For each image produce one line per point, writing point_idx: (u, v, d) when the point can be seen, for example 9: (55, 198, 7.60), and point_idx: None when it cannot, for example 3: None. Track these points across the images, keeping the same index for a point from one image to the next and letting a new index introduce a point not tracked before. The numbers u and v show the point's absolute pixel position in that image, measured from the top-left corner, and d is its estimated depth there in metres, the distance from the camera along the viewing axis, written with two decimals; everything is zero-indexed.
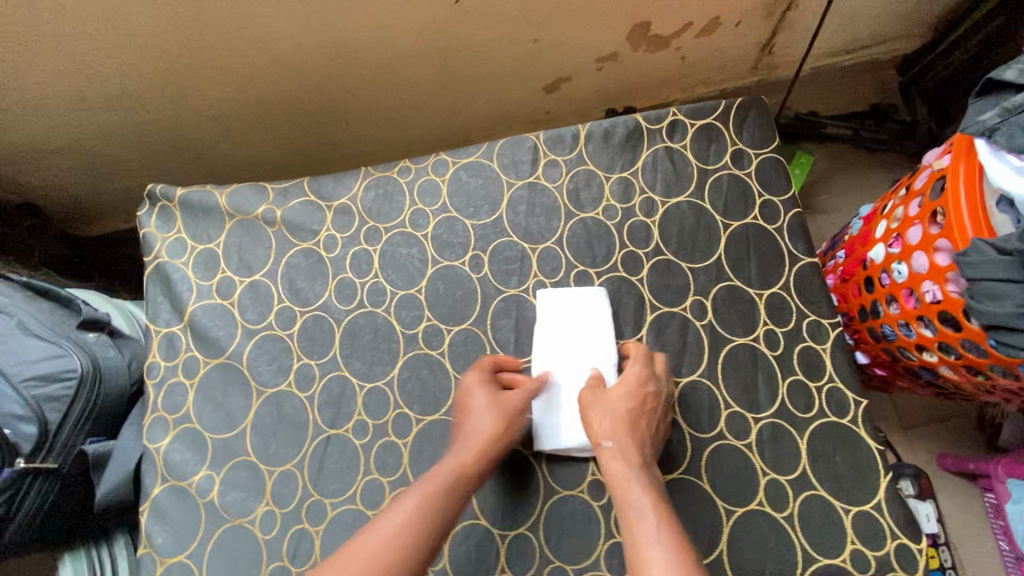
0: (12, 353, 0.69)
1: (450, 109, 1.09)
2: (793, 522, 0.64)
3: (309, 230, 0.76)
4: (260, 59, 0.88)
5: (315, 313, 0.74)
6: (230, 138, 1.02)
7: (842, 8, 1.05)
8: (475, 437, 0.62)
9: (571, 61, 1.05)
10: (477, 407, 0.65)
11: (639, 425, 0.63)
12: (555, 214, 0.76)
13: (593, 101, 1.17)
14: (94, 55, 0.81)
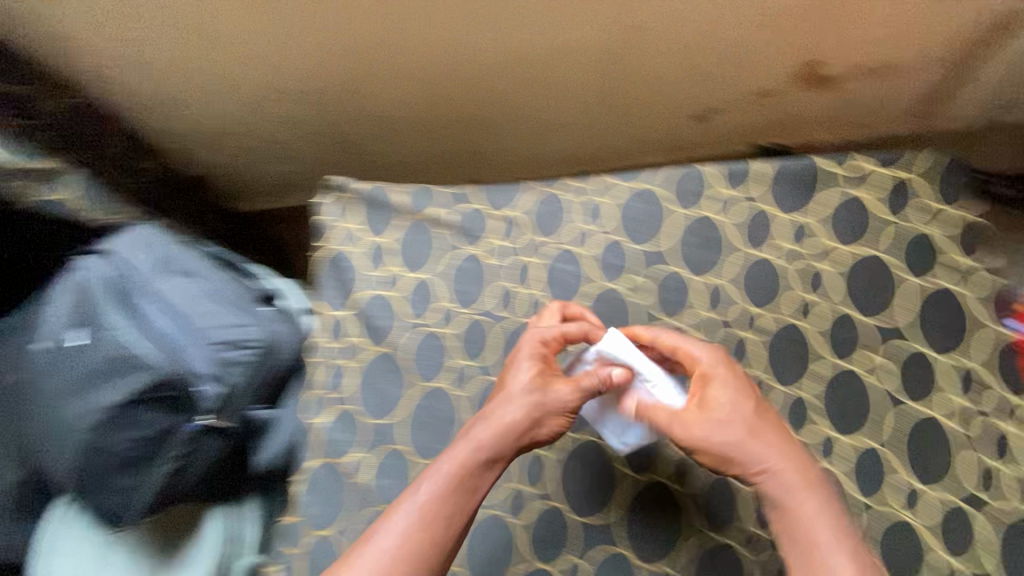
0: (203, 316, 0.74)
1: (597, 130, 1.09)
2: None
3: (476, 235, 0.80)
4: (434, 66, 0.92)
5: (476, 317, 0.76)
6: (388, 138, 1.07)
7: None
8: (507, 420, 0.61)
9: (725, 94, 1.03)
10: (516, 386, 0.63)
11: (776, 438, 0.58)
12: (721, 247, 0.75)
13: (735, 134, 1.14)
14: (288, 54, 0.87)
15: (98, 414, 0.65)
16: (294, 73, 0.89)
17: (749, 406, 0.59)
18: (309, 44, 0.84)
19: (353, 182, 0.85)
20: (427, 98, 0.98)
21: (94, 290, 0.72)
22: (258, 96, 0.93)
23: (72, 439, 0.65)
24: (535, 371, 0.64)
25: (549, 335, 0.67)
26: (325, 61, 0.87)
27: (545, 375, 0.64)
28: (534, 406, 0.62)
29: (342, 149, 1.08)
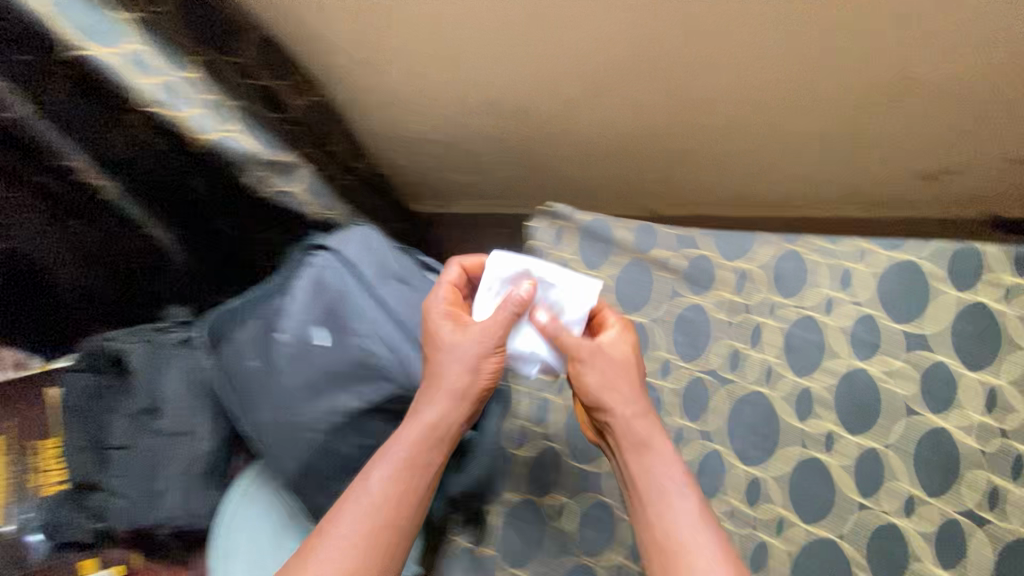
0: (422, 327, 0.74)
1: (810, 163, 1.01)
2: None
3: (703, 285, 0.74)
4: (659, 99, 0.91)
5: (700, 375, 0.71)
6: (591, 153, 1.07)
7: None
8: (453, 391, 0.61)
9: (968, 156, 0.93)
10: (438, 346, 0.63)
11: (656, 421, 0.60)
12: (994, 340, 0.65)
13: (963, 200, 1.03)
14: (520, 74, 0.89)
15: (330, 415, 0.66)
16: (527, 77, 0.89)
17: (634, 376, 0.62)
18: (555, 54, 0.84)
19: (571, 209, 0.81)
20: (645, 121, 0.97)
21: (327, 288, 0.74)
22: (483, 101, 0.95)
23: (301, 437, 0.66)
24: (453, 330, 0.63)
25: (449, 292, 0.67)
26: (565, 75, 0.88)
27: (443, 326, 0.64)
28: (453, 368, 0.62)
29: (540, 155, 1.08)
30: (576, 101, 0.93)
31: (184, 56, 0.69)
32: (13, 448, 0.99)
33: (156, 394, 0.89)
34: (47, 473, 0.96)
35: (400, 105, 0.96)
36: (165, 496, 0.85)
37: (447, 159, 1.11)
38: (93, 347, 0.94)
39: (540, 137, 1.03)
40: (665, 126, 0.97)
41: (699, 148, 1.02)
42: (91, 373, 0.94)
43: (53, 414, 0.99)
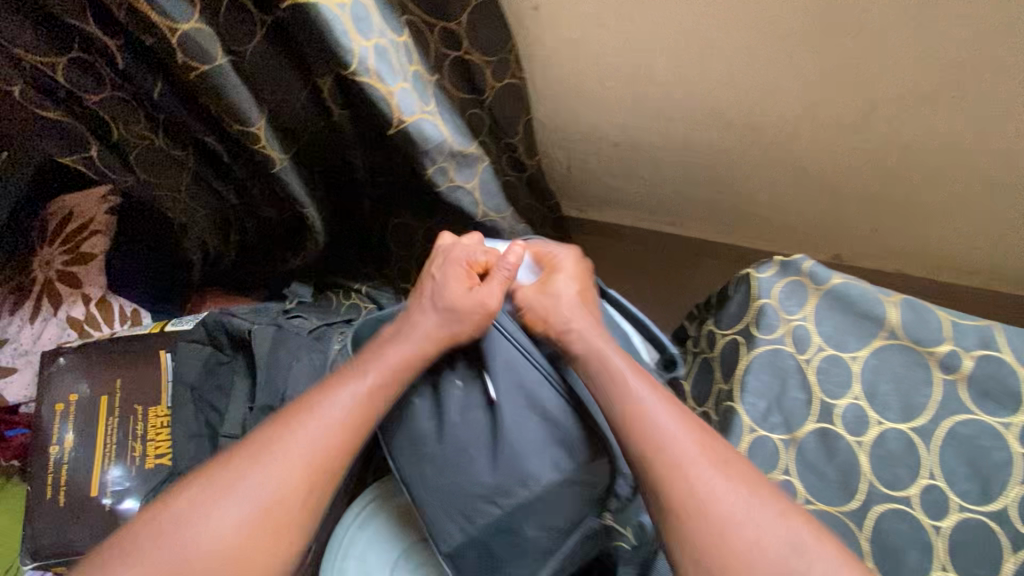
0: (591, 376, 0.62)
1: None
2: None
3: (1000, 403, 0.57)
4: (926, 126, 0.74)
5: (983, 520, 0.55)
6: (806, 176, 0.87)
7: None
8: (426, 337, 0.56)
9: None
10: (440, 286, 0.60)
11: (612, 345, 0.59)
12: None
13: None
14: (766, 69, 0.74)
15: (516, 488, 0.55)
16: (794, 58, 0.72)
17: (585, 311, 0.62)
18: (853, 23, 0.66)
19: (820, 266, 0.65)
20: (910, 141, 0.77)
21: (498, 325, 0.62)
22: (703, 95, 0.79)
23: (481, 510, 0.56)
24: (461, 276, 0.60)
25: (474, 256, 0.62)
26: (841, 63, 0.71)
27: (455, 273, 0.60)
28: (461, 306, 0.57)
29: (740, 168, 0.89)
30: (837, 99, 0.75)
31: (398, 17, 0.57)
32: (115, 409, 0.89)
33: (276, 390, 0.78)
34: (151, 443, 0.88)
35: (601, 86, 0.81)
36: None
37: (622, 158, 0.94)
38: (214, 323, 0.86)
39: (757, 143, 0.84)
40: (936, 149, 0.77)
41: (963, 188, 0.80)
42: (210, 348, 0.88)
43: (167, 381, 0.91)
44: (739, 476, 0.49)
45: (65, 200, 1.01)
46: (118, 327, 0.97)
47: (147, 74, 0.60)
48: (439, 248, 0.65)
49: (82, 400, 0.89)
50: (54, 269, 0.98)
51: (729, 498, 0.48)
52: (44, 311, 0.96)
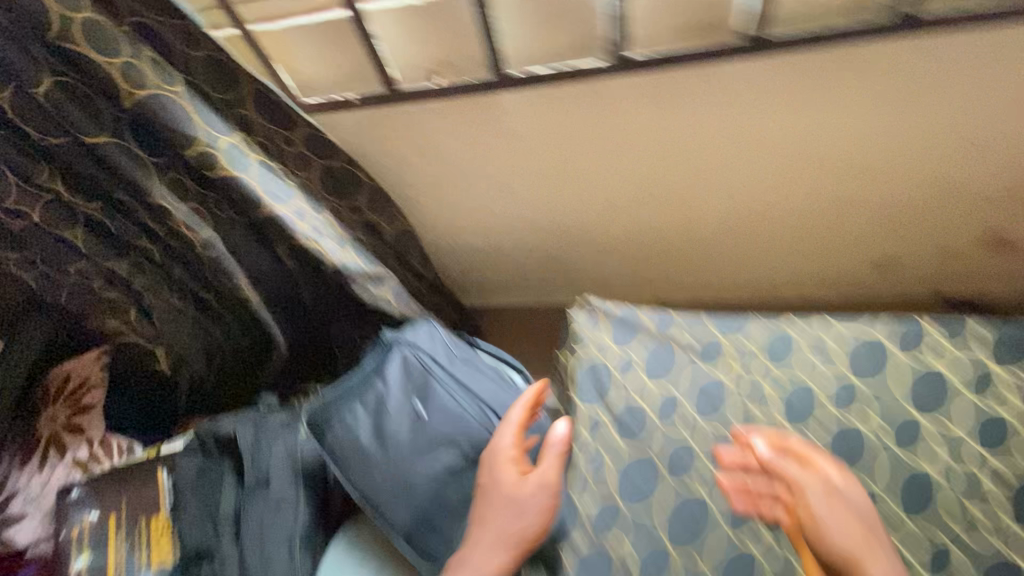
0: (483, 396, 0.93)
1: (806, 252, 1.16)
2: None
3: (716, 356, 0.95)
4: (652, 227, 1.13)
5: (720, 427, 0.90)
6: (614, 245, 1.20)
7: None
8: (498, 543, 0.77)
9: (912, 253, 1.13)
10: (505, 484, 0.80)
11: (855, 510, 0.70)
12: (942, 391, 0.85)
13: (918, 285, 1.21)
14: (543, 211, 1.11)
15: (444, 468, 0.84)
16: (559, 198, 1.07)
17: (865, 507, 0.71)
18: (619, 140, 0.94)
19: (606, 300, 1.04)
20: (649, 232, 1.14)
21: (412, 365, 0.95)
22: (513, 223, 1.15)
23: (413, 494, 0.84)
24: (515, 473, 0.81)
25: (507, 446, 0.83)
26: (616, 174, 1.01)
27: (502, 468, 0.81)
28: (523, 500, 0.79)
29: (567, 247, 1.22)
30: (622, 194, 1.06)
31: (321, 204, 0.97)
32: (122, 524, 1.10)
33: (262, 468, 1.05)
34: (156, 548, 1.09)
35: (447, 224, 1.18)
36: (274, 560, 0.98)
37: (487, 251, 1.27)
38: (203, 432, 1.11)
39: (567, 239, 1.19)
40: (682, 221, 1.10)
41: (708, 243, 1.15)
42: (200, 455, 1.11)
43: (165, 493, 1.13)
44: None
45: (62, 367, 1.26)
46: (115, 460, 1.19)
47: (172, 261, 0.96)
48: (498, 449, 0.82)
49: (93, 526, 1.09)
50: (58, 424, 1.20)
51: None
52: (52, 458, 1.18)
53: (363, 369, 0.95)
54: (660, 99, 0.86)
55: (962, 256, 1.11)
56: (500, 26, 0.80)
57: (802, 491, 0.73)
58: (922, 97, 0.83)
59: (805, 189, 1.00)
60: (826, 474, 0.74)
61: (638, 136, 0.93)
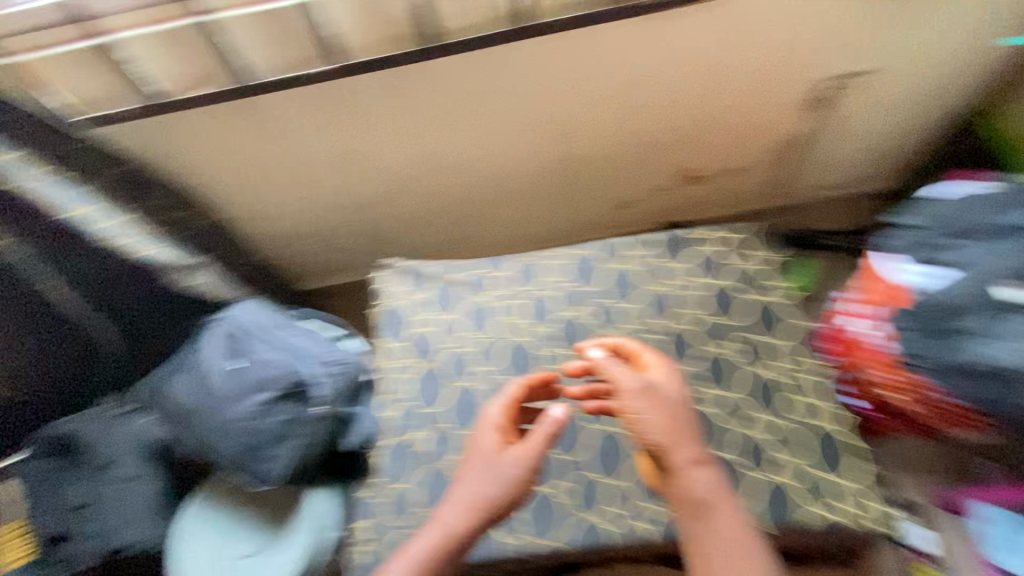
0: (297, 347, 1.12)
1: (564, 202, 1.46)
2: (841, 508, 0.95)
3: (482, 287, 1.20)
4: (435, 196, 1.36)
5: (488, 340, 1.15)
6: (411, 217, 1.41)
7: (835, 156, 1.44)
8: (467, 503, 0.86)
9: (637, 190, 1.47)
10: (486, 453, 0.91)
11: (669, 407, 0.87)
12: (632, 285, 1.18)
13: (652, 214, 1.57)
14: (336, 187, 1.30)
15: (254, 407, 1.03)
16: (343, 174, 1.26)
17: (675, 399, 0.89)
18: (371, 128, 1.15)
19: (399, 260, 1.27)
20: (434, 199, 1.37)
21: (228, 334, 1.10)
22: (314, 202, 1.33)
23: (239, 431, 1.02)
24: (495, 440, 0.92)
25: (495, 418, 0.95)
26: (383, 156, 1.23)
27: (486, 435, 0.93)
28: (506, 468, 0.88)
29: (371, 223, 1.41)
30: (396, 172, 1.27)
31: (121, 207, 1.09)
32: None
33: (105, 454, 1.14)
34: None
35: (256, 208, 1.33)
36: (132, 527, 1.11)
37: (301, 235, 1.43)
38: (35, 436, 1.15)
39: (368, 213, 1.39)
40: (456, 189, 1.34)
41: (485, 204, 1.41)
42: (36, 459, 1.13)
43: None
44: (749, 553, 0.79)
45: None
46: None
47: None
48: (490, 419, 0.95)
49: None
50: None
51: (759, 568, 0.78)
52: None
53: (190, 344, 1.13)
54: (390, 90, 1.08)
55: (669, 189, 1.50)
56: (238, 42, 0.97)
57: (621, 392, 0.89)
58: (580, 78, 1.12)
59: (536, 153, 1.29)
60: (659, 384, 0.90)
61: (386, 123, 1.15)
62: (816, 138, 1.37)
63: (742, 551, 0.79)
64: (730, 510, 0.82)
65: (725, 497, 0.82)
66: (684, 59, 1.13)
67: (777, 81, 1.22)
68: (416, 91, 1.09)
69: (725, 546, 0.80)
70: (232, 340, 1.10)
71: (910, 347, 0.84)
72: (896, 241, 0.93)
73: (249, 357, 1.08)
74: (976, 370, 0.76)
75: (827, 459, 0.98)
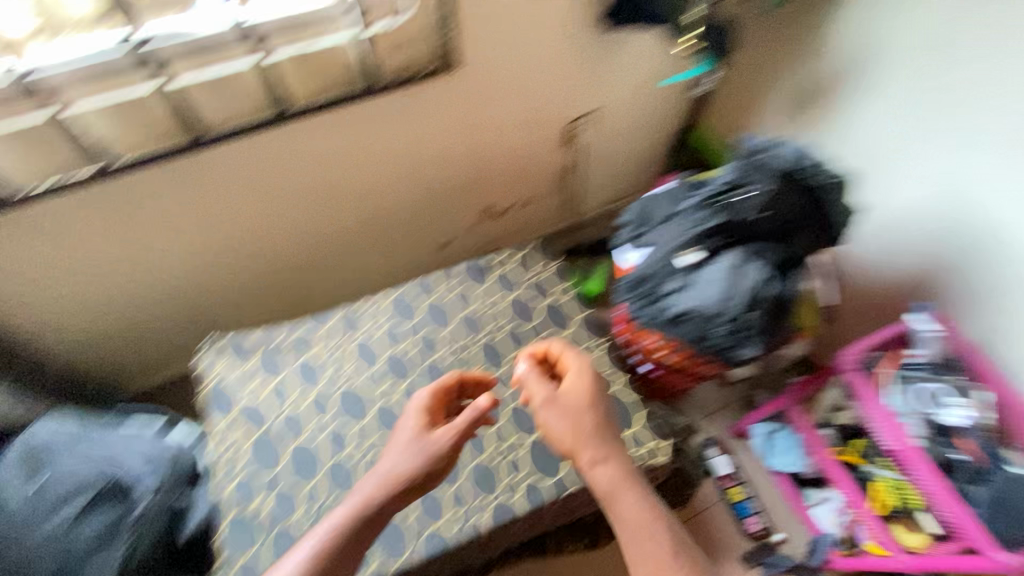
0: (111, 451, 1.09)
1: (385, 254, 1.60)
2: (635, 456, 1.17)
3: (307, 346, 1.27)
4: (254, 270, 1.42)
5: (318, 393, 1.22)
6: (233, 294, 1.45)
7: (602, 180, 1.77)
8: (384, 480, 0.94)
9: (448, 233, 1.67)
10: (410, 433, 1.00)
11: (574, 412, 1.00)
12: (447, 313, 1.33)
13: (469, 250, 1.78)
14: (144, 279, 1.30)
15: (61, 524, 1.00)
16: (148, 266, 1.28)
17: (581, 402, 1.01)
18: (164, 218, 1.20)
19: (221, 336, 1.29)
20: (254, 273, 1.43)
21: (30, 454, 1.06)
22: (122, 298, 1.31)
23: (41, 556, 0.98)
24: (419, 423, 1.01)
25: (424, 400, 1.05)
26: (185, 242, 1.27)
27: (411, 419, 1.02)
28: (431, 444, 0.98)
29: (192, 307, 1.42)
30: (202, 254, 1.32)
31: None
32: None
33: None
34: None
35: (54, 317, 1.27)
36: None
37: (112, 334, 1.38)
38: None
39: (187, 298, 1.40)
40: (274, 258, 1.42)
41: (307, 268, 1.50)
42: None
43: None
44: (647, 531, 0.92)
45: None
46: None
47: None
48: (419, 401, 1.05)
49: None
50: None
51: (654, 542, 0.91)
52: None
53: None
54: (176, 183, 1.14)
55: (477, 226, 1.71)
56: None
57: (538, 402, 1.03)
58: (361, 149, 1.28)
59: (343, 217, 1.42)
60: (574, 389, 1.03)
61: (177, 212, 1.20)
62: (578, 166, 1.68)
63: (643, 538, 0.91)
64: (631, 498, 0.94)
65: (626, 487, 0.94)
66: (448, 124, 1.34)
67: (533, 130, 1.49)
68: (199, 179, 1.16)
69: (628, 531, 0.92)
70: (34, 460, 1.06)
71: (636, 311, 1.08)
72: (623, 232, 1.17)
73: (51, 475, 1.05)
74: (678, 317, 1.02)
75: (623, 420, 1.22)
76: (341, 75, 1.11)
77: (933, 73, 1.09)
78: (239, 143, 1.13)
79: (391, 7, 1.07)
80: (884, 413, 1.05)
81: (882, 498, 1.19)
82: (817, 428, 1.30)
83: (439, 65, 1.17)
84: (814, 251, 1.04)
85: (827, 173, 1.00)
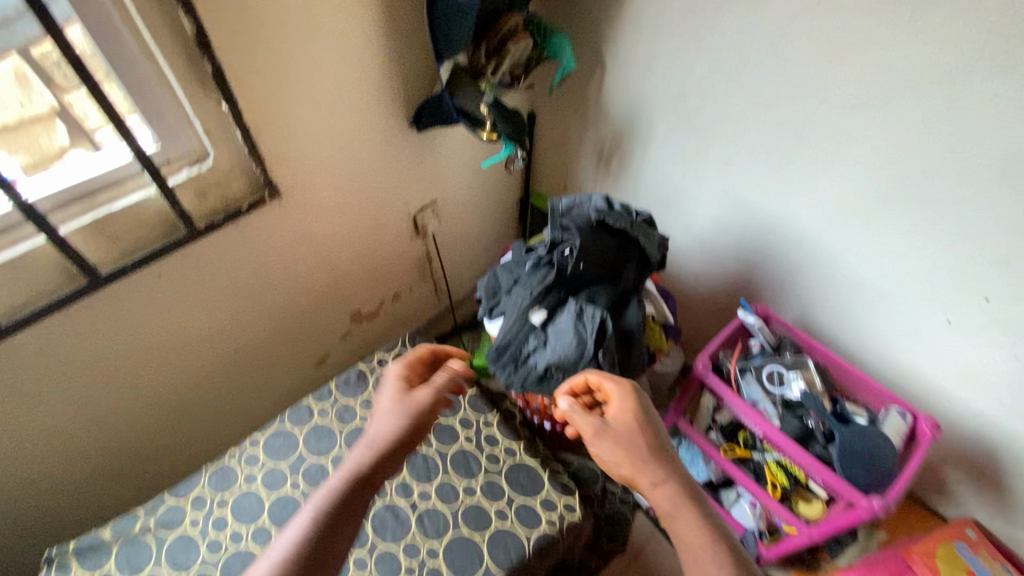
0: None
1: (259, 386, 1.52)
2: (551, 520, 1.16)
3: (177, 521, 1.16)
4: (107, 451, 1.27)
5: (198, 571, 1.10)
6: (86, 485, 1.28)
7: (463, 257, 1.87)
8: (375, 438, 0.95)
9: (324, 345, 1.64)
10: (393, 399, 1.02)
11: (624, 441, 0.90)
12: (331, 434, 1.28)
13: (350, 354, 1.76)
14: None
15: None
16: None
17: (630, 427, 0.92)
18: None
19: (67, 545, 1.13)
20: (109, 455, 1.28)
21: None
22: None
23: None
24: (398, 388, 1.05)
25: (397, 371, 1.09)
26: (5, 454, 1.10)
27: (390, 386, 1.05)
28: (417, 399, 1.00)
29: (32, 517, 1.23)
30: (28, 459, 1.14)
31: None
32: None
33: None
34: None
35: None
36: None
37: None
38: None
39: (25, 511, 1.20)
40: (129, 431, 1.29)
41: (171, 428, 1.38)
42: None
43: None
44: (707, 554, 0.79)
45: None
46: None
47: None
48: (393, 372, 1.09)
49: None
50: None
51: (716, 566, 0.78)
52: None
53: None
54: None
55: (352, 331, 1.70)
56: None
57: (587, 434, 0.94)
58: (205, 298, 1.23)
59: (202, 366, 1.33)
60: (621, 415, 0.94)
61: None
62: (438, 253, 1.77)
63: (708, 555, 0.79)
64: (694, 514, 0.83)
65: (689, 505, 0.84)
66: (294, 249, 1.35)
67: (383, 231, 1.55)
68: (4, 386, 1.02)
69: (691, 551, 0.80)
70: None
71: (506, 380, 1.11)
72: (483, 305, 1.21)
73: None
74: (544, 373, 1.08)
75: (531, 487, 1.21)
76: (154, 227, 1.05)
77: (687, 117, 1.32)
78: (41, 328, 1.01)
79: (194, 155, 1.04)
80: (746, 404, 1.15)
81: (774, 479, 1.28)
82: (706, 434, 1.40)
83: (269, 192, 1.16)
84: (643, 281, 1.15)
85: (635, 212, 1.15)
